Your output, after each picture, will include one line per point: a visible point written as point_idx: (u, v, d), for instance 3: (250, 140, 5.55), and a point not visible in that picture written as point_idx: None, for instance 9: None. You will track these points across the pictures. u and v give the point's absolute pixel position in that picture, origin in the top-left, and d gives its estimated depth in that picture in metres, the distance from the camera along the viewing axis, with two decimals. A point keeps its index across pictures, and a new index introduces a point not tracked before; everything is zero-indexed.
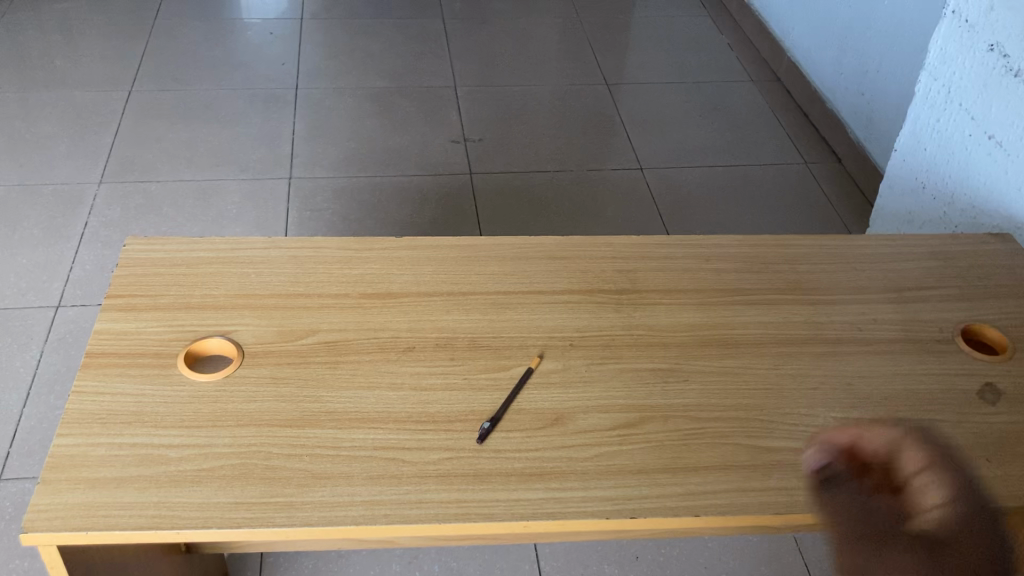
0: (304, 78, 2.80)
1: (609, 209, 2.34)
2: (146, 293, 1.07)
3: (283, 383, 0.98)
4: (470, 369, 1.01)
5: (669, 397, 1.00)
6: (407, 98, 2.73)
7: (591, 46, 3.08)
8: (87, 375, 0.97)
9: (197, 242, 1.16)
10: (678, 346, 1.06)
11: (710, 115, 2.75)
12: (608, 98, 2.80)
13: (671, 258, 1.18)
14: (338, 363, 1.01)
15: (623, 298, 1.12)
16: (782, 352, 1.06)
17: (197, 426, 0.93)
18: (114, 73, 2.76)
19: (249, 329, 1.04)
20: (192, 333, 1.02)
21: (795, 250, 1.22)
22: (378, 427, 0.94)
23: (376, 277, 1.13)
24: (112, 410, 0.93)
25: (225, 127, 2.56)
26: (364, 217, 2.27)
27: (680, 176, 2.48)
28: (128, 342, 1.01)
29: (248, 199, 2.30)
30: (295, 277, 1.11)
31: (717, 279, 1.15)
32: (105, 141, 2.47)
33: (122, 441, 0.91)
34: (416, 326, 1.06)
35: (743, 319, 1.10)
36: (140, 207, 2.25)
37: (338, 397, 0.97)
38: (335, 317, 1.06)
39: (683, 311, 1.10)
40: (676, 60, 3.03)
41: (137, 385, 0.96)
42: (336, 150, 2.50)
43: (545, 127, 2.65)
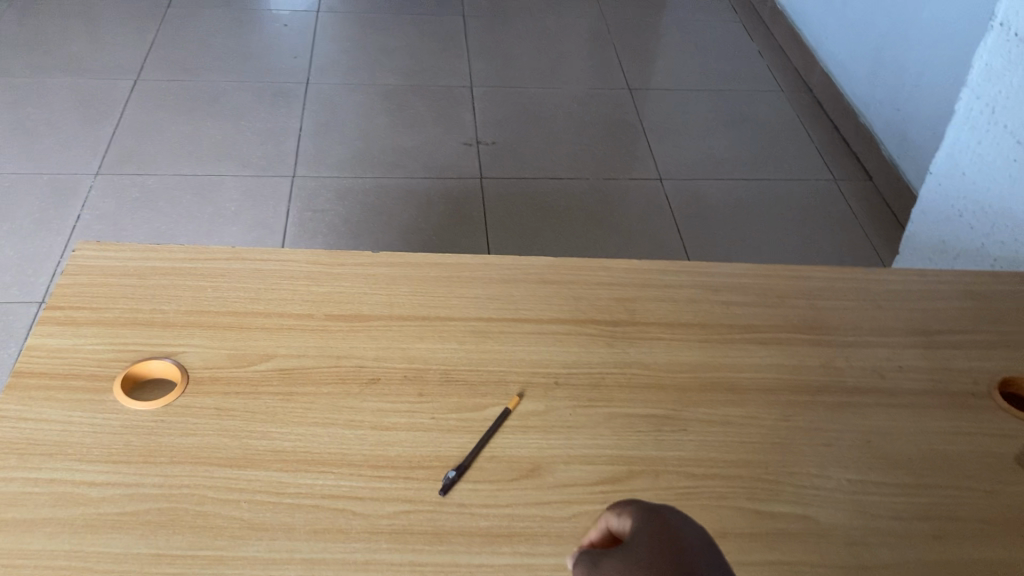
0: (316, 72, 2.70)
1: (625, 221, 2.22)
2: (89, 306, 0.97)
3: (228, 416, 0.88)
4: (439, 407, 0.90)
5: (661, 448, 0.88)
6: (421, 97, 2.62)
7: (615, 49, 2.96)
8: (10, 398, 0.87)
9: (154, 250, 1.06)
10: (677, 389, 0.94)
11: (736, 126, 2.62)
12: (629, 104, 2.68)
13: (674, 286, 1.07)
14: (292, 395, 0.90)
15: (619, 331, 1.00)
16: (793, 402, 0.94)
17: (126, 461, 0.82)
18: (121, 60, 2.67)
19: (198, 351, 0.94)
20: (133, 354, 0.92)
21: (813, 282, 1.10)
22: (328, 471, 0.83)
23: (345, 296, 1.02)
24: (33, 439, 0.83)
25: (231, 121, 2.46)
26: (366, 220, 2.17)
27: (701, 189, 2.35)
28: (62, 361, 0.91)
29: (247, 196, 2.21)
30: (256, 294, 1.01)
31: (725, 313, 1.04)
32: (106, 131, 2.38)
33: (40, 476, 0.80)
34: (384, 354, 0.95)
35: (751, 362, 0.98)
36: (136, 201, 2.16)
37: (288, 434, 0.86)
38: (296, 341, 0.96)
39: (684, 349, 0.99)
40: (702, 66, 2.90)
41: (65, 411, 0.86)
42: (343, 149, 2.39)
43: (562, 132, 2.53)
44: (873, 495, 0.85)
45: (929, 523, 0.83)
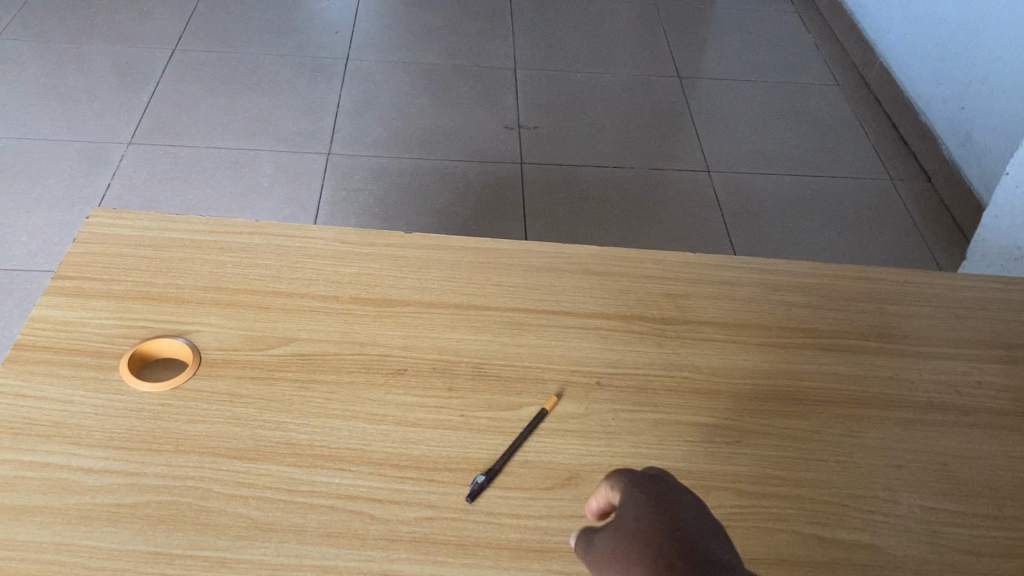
0: (357, 48, 2.63)
1: (670, 213, 2.13)
2: (100, 276, 0.91)
3: (241, 402, 0.81)
4: (470, 404, 0.83)
5: (713, 462, 0.80)
6: (464, 77, 2.54)
7: (665, 35, 2.86)
8: (8, 372, 0.80)
9: (172, 219, 0.99)
10: (732, 396, 0.86)
11: (789, 119, 2.51)
12: (679, 93, 2.58)
13: (730, 283, 0.98)
14: (311, 384, 0.83)
15: (669, 331, 0.91)
16: (859, 417, 0.85)
17: (128, 447, 0.76)
18: (160, 29, 2.62)
19: (212, 331, 0.87)
20: (143, 331, 0.86)
21: (882, 285, 1.00)
22: (346, 470, 0.76)
23: (373, 278, 0.95)
24: (30, 419, 0.77)
25: (267, 95, 2.40)
26: (402, 201, 2.10)
27: (751, 184, 2.25)
28: (68, 335, 0.84)
29: (281, 172, 2.14)
30: (278, 272, 0.94)
31: (786, 316, 0.95)
32: (141, 100, 2.33)
33: (34, 460, 0.74)
34: (412, 343, 0.88)
35: (813, 370, 0.89)
36: (168, 173, 2.11)
37: (304, 426, 0.79)
38: (318, 325, 0.88)
39: (740, 353, 0.90)
40: (756, 57, 2.79)
41: (66, 390, 0.80)
42: (381, 128, 2.32)
43: (607, 119, 2.44)
44: (949, 526, 0.76)
45: (1011, 561, 0.74)
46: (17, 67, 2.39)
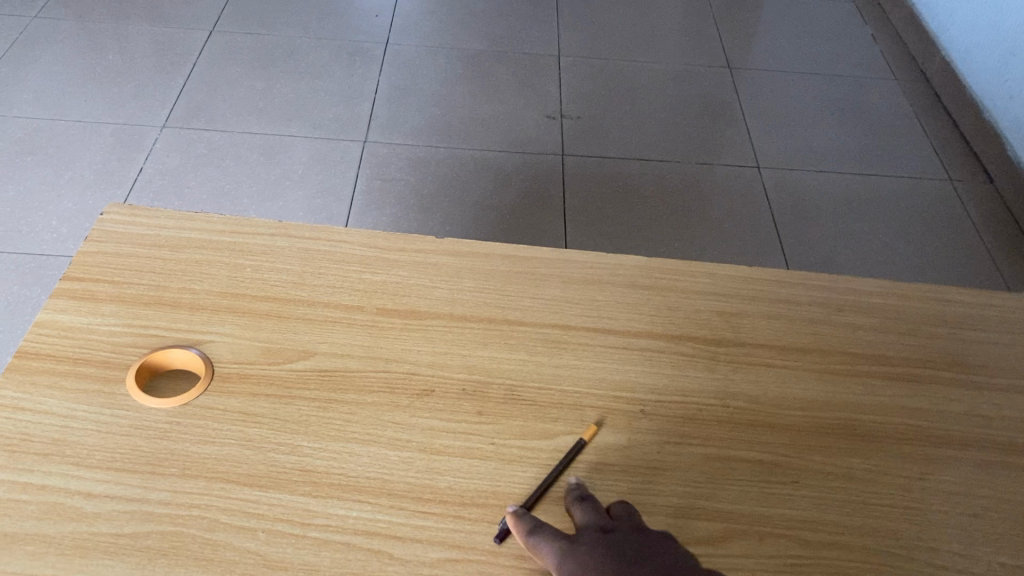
0: (397, 33, 2.56)
1: (717, 211, 2.04)
2: (110, 279, 0.85)
3: (255, 422, 0.74)
4: (502, 430, 0.76)
5: (768, 504, 0.72)
6: (505, 65, 2.47)
7: (715, 24, 2.75)
8: (8, 382, 0.75)
9: (191, 217, 0.93)
10: (789, 430, 0.78)
11: (844, 115, 2.40)
12: (728, 84, 2.48)
13: (788, 302, 0.90)
14: (330, 403, 0.77)
15: (721, 354, 0.84)
16: (931, 457, 0.77)
17: (130, 470, 0.70)
18: (198, 10, 2.58)
19: (228, 342, 0.81)
20: (153, 340, 0.80)
21: (955, 308, 0.92)
22: (364, 501, 0.70)
23: (402, 287, 0.88)
24: (28, 436, 0.71)
25: (306, 80, 2.34)
26: (438, 193, 2.03)
27: (803, 182, 2.15)
28: (75, 343, 0.79)
29: (316, 159, 2.09)
30: (301, 278, 0.88)
31: (849, 340, 0.87)
32: (177, 82, 2.29)
33: (30, 481, 0.69)
34: (440, 361, 0.81)
35: (880, 403, 0.81)
36: (201, 157, 2.06)
37: (321, 451, 0.73)
38: (341, 337, 0.82)
39: (799, 381, 0.82)
40: (809, 48, 2.68)
41: (69, 404, 0.74)
42: (419, 117, 2.25)
43: (653, 110, 2.35)
44: None
45: None
46: (53, 48, 2.36)
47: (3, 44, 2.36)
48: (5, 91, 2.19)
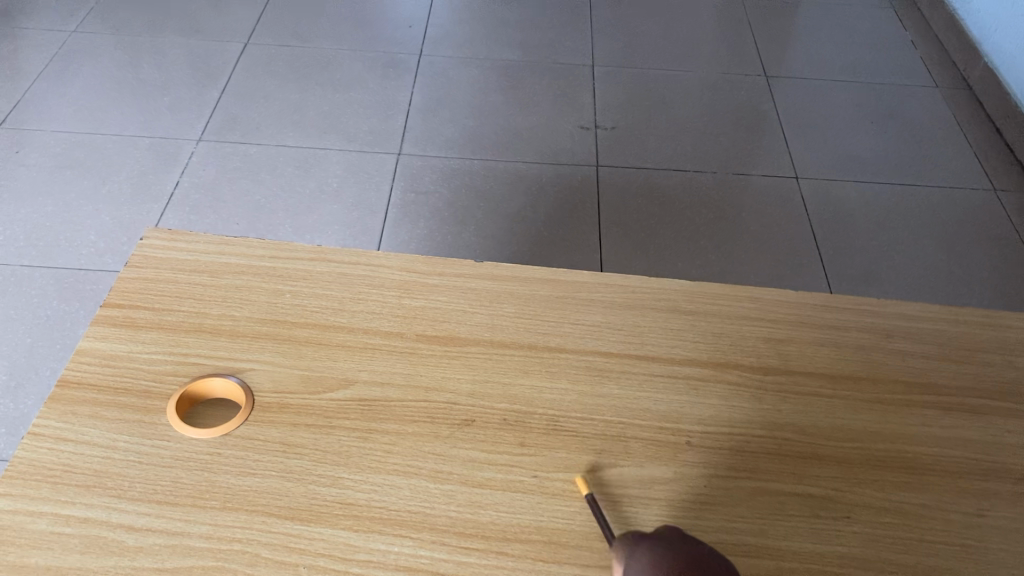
0: (431, 43, 2.56)
1: (754, 222, 2.01)
2: (151, 306, 0.85)
3: (295, 453, 0.74)
4: (544, 463, 0.75)
5: (819, 541, 0.70)
6: (539, 75, 2.46)
7: (751, 31, 2.72)
8: (51, 413, 0.75)
9: (231, 243, 0.93)
10: (840, 463, 0.76)
11: (884, 123, 2.36)
12: (765, 93, 2.45)
13: (835, 328, 0.88)
14: (370, 434, 0.76)
15: (769, 383, 0.82)
16: (987, 493, 0.74)
17: (172, 503, 0.69)
18: (234, 22, 2.60)
19: (268, 370, 0.80)
20: (194, 369, 0.80)
21: (1011, 334, 0.89)
22: (405, 536, 0.69)
23: (441, 313, 0.87)
24: (70, 467, 0.71)
25: (340, 91, 2.35)
26: (471, 205, 2.02)
27: (843, 192, 2.12)
28: (115, 372, 0.79)
29: (351, 172, 2.09)
30: (340, 304, 0.87)
31: (899, 368, 0.84)
32: (213, 95, 2.31)
33: (72, 513, 0.68)
34: (481, 390, 0.80)
35: (933, 434, 0.79)
36: (237, 170, 2.07)
37: (361, 483, 0.72)
38: (380, 366, 0.81)
39: (848, 411, 0.80)
40: (847, 55, 2.64)
41: (110, 434, 0.74)
42: (453, 128, 2.25)
43: (689, 120, 2.33)
44: None
45: None
46: (92, 62, 2.39)
47: (43, 58, 2.39)
48: (46, 106, 2.22)
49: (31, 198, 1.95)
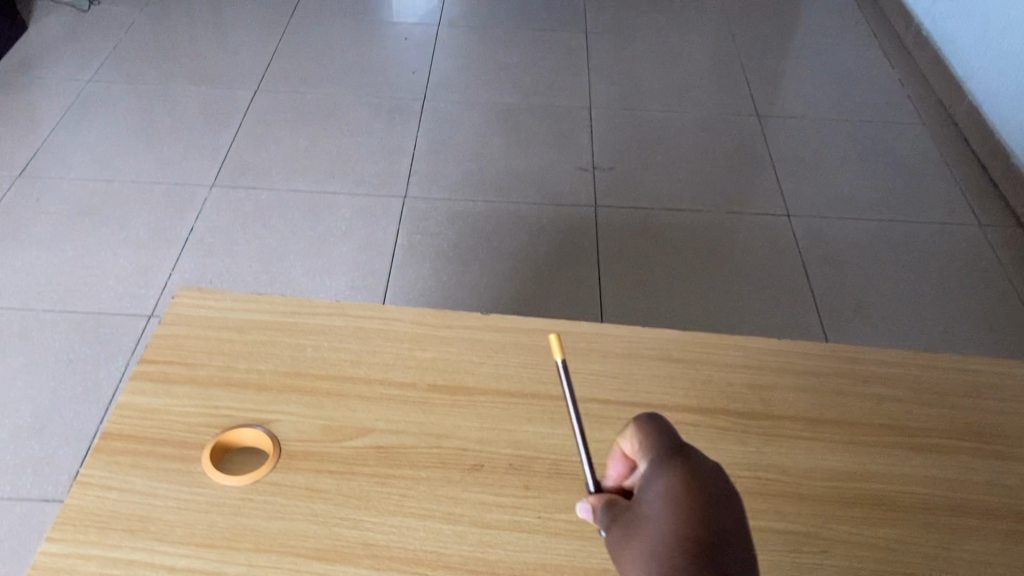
0: (435, 88, 2.65)
1: (749, 260, 2.09)
2: (183, 361, 0.93)
3: (320, 498, 0.81)
4: (548, 504, 0.82)
5: (799, 573, 0.77)
6: (539, 118, 2.54)
7: (744, 72, 2.82)
8: (96, 463, 0.82)
9: (254, 300, 1.01)
10: (819, 501, 0.83)
11: (873, 161, 2.44)
12: (758, 133, 2.54)
13: (816, 374, 0.95)
14: (388, 479, 0.83)
15: (753, 427, 0.89)
16: (954, 528, 0.81)
17: (210, 545, 0.76)
18: (244, 70, 2.69)
19: (292, 421, 0.87)
20: (225, 421, 0.87)
21: (977, 378, 0.96)
22: (422, 573, 0.75)
23: (451, 364, 0.95)
24: (115, 513, 0.78)
25: (347, 137, 2.43)
26: (476, 246, 2.10)
27: (833, 230, 2.19)
28: (153, 424, 0.86)
29: (359, 215, 2.17)
30: (358, 356, 0.94)
31: (874, 411, 0.92)
32: (225, 142, 2.39)
33: (119, 556, 0.75)
34: (488, 437, 0.87)
35: (905, 473, 0.86)
36: (249, 215, 2.15)
37: (381, 525, 0.79)
38: (396, 415, 0.89)
39: (827, 453, 0.87)
40: (837, 95, 2.73)
41: (151, 482, 0.81)
42: (457, 171, 2.33)
43: (684, 160, 2.41)
44: None
45: None
46: (108, 111, 2.48)
47: (60, 108, 2.48)
48: (64, 155, 2.31)
49: (52, 245, 2.03)
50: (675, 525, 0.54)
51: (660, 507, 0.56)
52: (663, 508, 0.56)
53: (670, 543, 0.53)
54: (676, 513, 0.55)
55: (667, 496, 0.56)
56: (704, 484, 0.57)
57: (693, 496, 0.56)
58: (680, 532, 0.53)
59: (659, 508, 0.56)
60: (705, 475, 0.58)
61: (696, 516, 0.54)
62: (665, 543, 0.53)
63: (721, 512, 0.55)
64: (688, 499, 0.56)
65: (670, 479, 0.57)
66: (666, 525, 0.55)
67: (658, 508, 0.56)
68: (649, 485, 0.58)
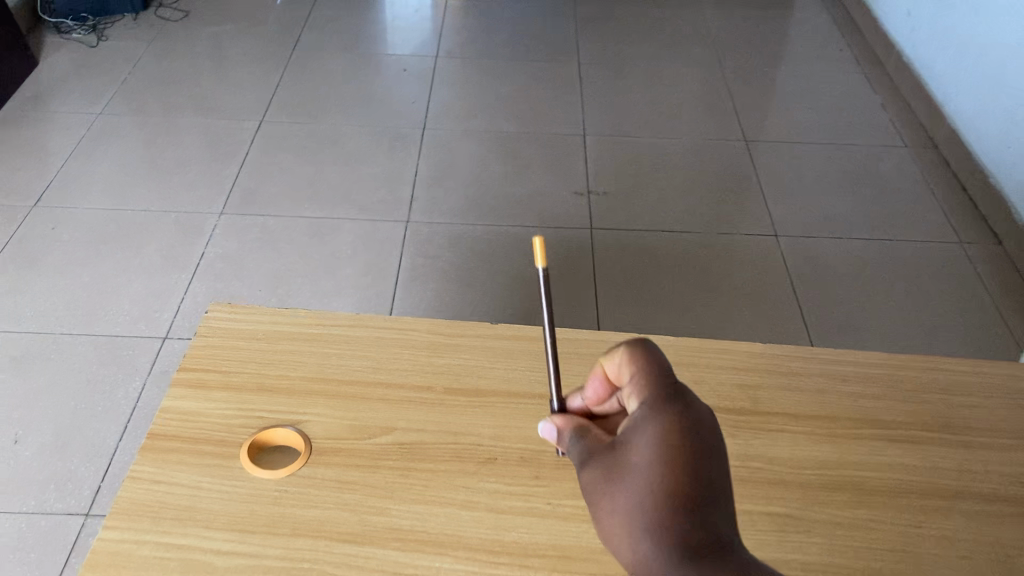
0: (434, 117, 2.76)
1: (740, 278, 2.18)
2: (219, 368, 1.01)
3: (349, 489, 0.89)
4: (556, 492, 0.90)
5: (784, 550, 0.85)
6: (535, 145, 2.64)
7: (731, 99, 2.93)
8: (144, 460, 0.90)
9: (281, 313, 1.09)
10: (802, 487, 0.91)
11: (857, 183, 2.55)
12: (746, 156, 2.64)
13: (799, 374, 1.04)
14: (410, 471, 0.91)
15: (741, 422, 0.97)
16: (925, 508, 0.90)
17: (251, 531, 0.84)
18: (249, 102, 2.79)
19: (321, 421, 0.96)
20: (260, 422, 0.95)
21: (947, 376, 1.05)
22: (444, 554, 0.83)
23: (464, 368, 1.03)
24: (164, 504, 0.86)
25: (351, 164, 2.53)
26: (478, 268, 2.19)
27: (820, 249, 2.29)
28: (194, 425, 0.94)
29: (364, 240, 2.26)
30: (379, 363, 1.03)
31: (852, 407, 1.00)
32: (232, 171, 2.49)
33: (169, 541, 0.83)
34: (500, 433, 0.95)
35: (880, 461, 0.94)
36: (257, 241, 2.24)
37: (406, 512, 0.87)
38: (416, 415, 0.97)
39: (809, 444, 0.96)
40: (822, 120, 2.84)
41: (195, 476, 0.89)
42: (457, 197, 2.42)
43: (676, 184, 2.51)
44: None
45: None
46: (118, 143, 2.57)
47: (72, 140, 2.58)
48: (78, 185, 2.40)
49: (68, 272, 2.11)
50: (662, 477, 0.54)
51: (649, 456, 0.55)
52: (652, 458, 0.55)
53: (658, 500, 0.53)
54: (665, 466, 0.54)
55: (657, 444, 0.56)
56: (693, 431, 0.56)
57: (680, 446, 0.55)
58: (667, 488, 0.53)
59: (649, 457, 0.56)
60: (699, 421, 0.57)
61: (683, 469, 0.54)
62: (652, 499, 0.53)
63: (709, 463, 0.54)
64: (678, 451, 0.55)
65: (661, 422, 0.57)
66: (653, 478, 0.54)
67: (648, 455, 0.56)
68: (641, 426, 0.58)
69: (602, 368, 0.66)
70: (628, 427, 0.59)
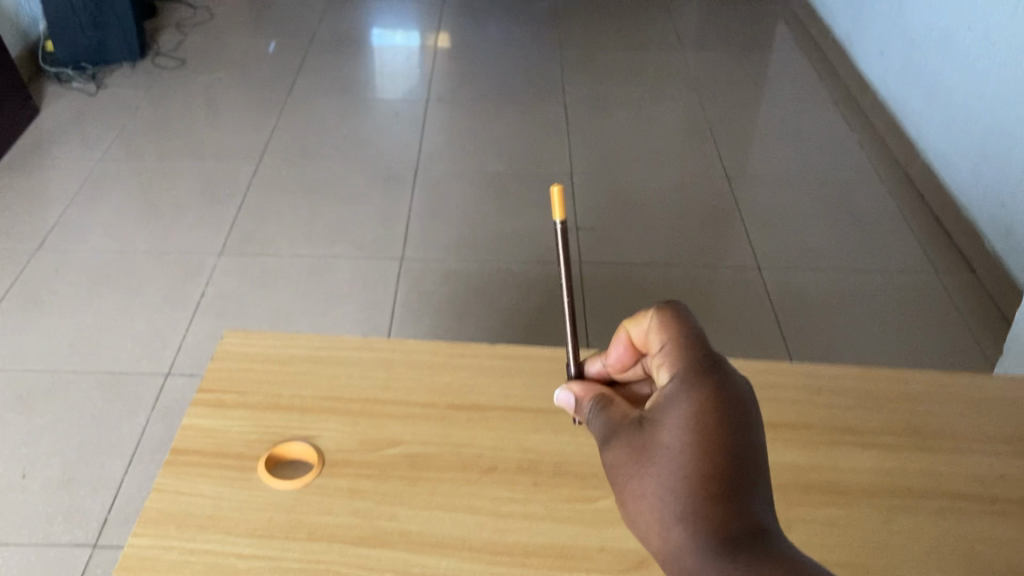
0: (426, 159, 2.85)
1: (724, 307, 2.26)
2: (235, 390, 1.08)
3: (361, 497, 0.95)
4: (553, 497, 0.97)
5: None
6: (524, 184, 2.74)
7: (713, 137, 3.03)
8: (168, 473, 0.97)
9: (292, 337, 1.16)
10: (782, 488, 0.98)
11: (835, 216, 2.65)
12: (728, 193, 2.74)
13: (777, 387, 1.11)
14: (418, 480, 0.98)
15: None
16: (894, 506, 0.97)
17: (270, 536, 0.91)
18: (245, 147, 2.88)
19: (333, 435, 1.02)
20: (275, 437, 1.02)
21: (914, 387, 1.13)
22: (451, 553, 0.90)
23: (465, 386, 1.10)
24: (188, 512, 0.93)
25: (346, 205, 2.61)
26: (471, 302, 2.26)
27: (800, 280, 2.37)
28: (214, 441, 1.01)
29: (361, 277, 2.33)
30: (385, 383, 1.10)
31: (827, 416, 1.08)
32: (230, 213, 2.56)
33: (194, 546, 0.89)
34: (500, 444, 1.02)
35: (853, 464, 1.01)
36: (256, 280, 2.31)
37: (414, 516, 0.94)
38: (421, 429, 1.04)
39: (787, 450, 1.03)
40: (799, 157, 2.95)
41: (216, 487, 0.96)
42: (450, 235, 2.50)
43: (660, 220, 2.60)
44: None
45: None
46: (118, 188, 2.65)
47: (73, 185, 2.65)
48: (79, 229, 2.47)
49: (72, 313, 2.17)
50: (690, 460, 0.59)
51: (679, 440, 0.60)
52: (682, 441, 0.60)
53: (684, 479, 0.58)
54: (694, 448, 0.59)
55: (684, 430, 0.61)
56: (721, 413, 0.60)
57: (708, 429, 0.60)
58: (696, 471, 0.58)
59: (678, 439, 0.61)
60: (724, 400, 0.61)
61: (711, 450, 0.59)
62: (682, 480, 0.58)
63: (735, 441, 0.59)
64: (706, 435, 0.60)
65: (688, 407, 0.61)
66: (683, 461, 0.59)
67: (677, 440, 0.61)
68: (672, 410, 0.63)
69: (627, 334, 0.76)
70: (656, 410, 0.64)
